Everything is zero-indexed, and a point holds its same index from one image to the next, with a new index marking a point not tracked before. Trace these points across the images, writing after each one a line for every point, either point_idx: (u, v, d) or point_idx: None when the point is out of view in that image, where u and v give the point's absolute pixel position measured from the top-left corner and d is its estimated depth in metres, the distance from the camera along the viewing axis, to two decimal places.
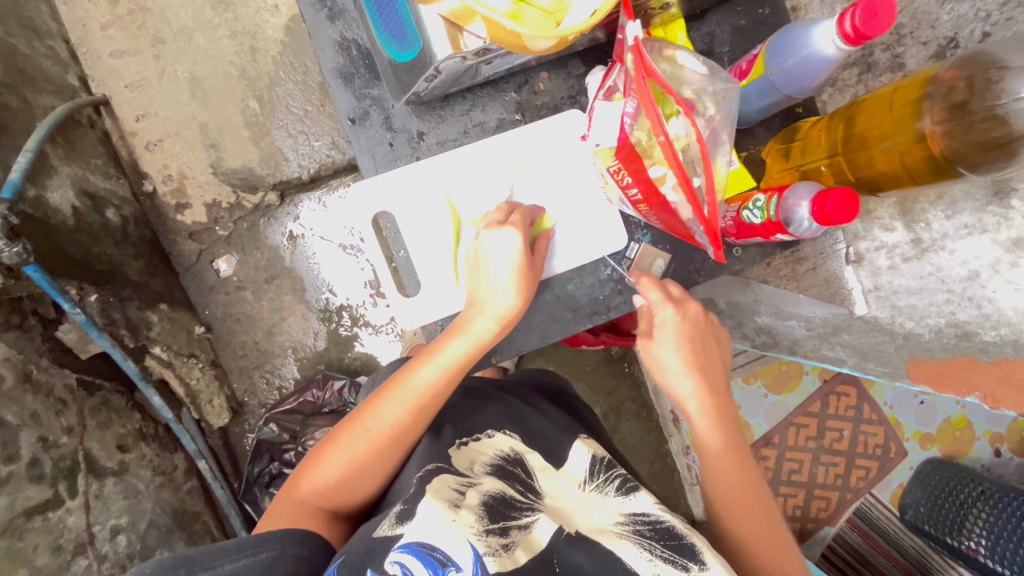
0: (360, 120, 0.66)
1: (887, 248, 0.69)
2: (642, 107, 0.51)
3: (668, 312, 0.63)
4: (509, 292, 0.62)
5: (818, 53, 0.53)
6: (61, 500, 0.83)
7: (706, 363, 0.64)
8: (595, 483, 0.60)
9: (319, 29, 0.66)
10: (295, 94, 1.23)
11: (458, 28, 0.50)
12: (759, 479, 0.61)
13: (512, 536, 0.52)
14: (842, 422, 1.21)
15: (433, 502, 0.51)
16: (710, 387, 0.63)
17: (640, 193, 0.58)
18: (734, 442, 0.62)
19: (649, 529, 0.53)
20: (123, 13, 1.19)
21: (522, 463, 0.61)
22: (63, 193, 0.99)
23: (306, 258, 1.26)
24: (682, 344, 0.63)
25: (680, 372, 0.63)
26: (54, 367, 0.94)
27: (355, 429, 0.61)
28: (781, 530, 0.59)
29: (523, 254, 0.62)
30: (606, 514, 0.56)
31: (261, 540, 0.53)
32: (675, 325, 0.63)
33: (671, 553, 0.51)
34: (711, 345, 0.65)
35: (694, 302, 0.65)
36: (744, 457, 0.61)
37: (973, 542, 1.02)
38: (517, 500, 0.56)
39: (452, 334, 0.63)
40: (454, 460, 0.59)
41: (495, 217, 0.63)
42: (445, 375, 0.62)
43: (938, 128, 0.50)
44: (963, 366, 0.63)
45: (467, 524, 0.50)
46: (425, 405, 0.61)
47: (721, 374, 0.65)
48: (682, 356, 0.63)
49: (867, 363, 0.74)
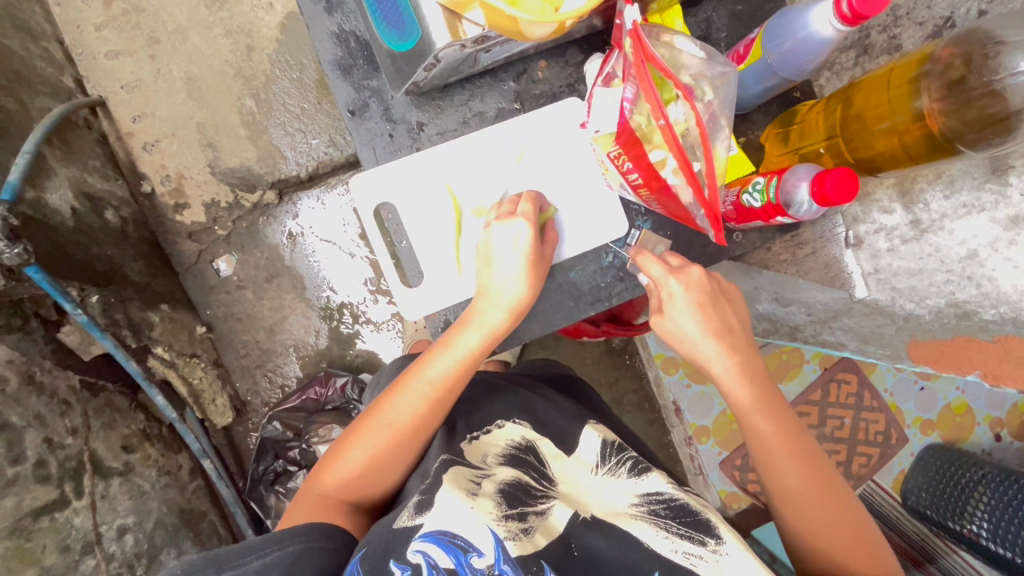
0: (359, 112, 0.66)
1: (886, 230, 0.69)
2: (642, 92, 0.51)
3: (675, 283, 0.62)
4: (521, 283, 0.62)
5: (816, 35, 0.53)
6: (67, 501, 0.84)
7: (723, 323, 0.62)
8: (607, 467, 0.60)
9: (317, 22, 0.66)
10: (291, 92, 1.23)
11: (456, 16, 0.50)
12: (795, 427, 0.61)
13: (531, 520, 0.52)
14: (842, 410, 1.24)
15: (451, 491, 0.52)
16: (733, 348, 0.62)
17: (641, 177, 0.59)
18: (767, 395, 0.61)
19: (663, 508, 0.54)
20: (117, 14, 1.18)
21: (534, 451, 0.62)
22: (61, 194, 0.99)
23: (306, 256, 1.26)
24: (696, 312, 0.61)
25: (702, 339, 0.61)
26: (57, 368, 0.94)
27: (373, 422, 0.61)
28: (826, 469, 0.61)
29: (534, 245, 0.62)
30: (620, 496, 0.56)
31: (286, 534, 0.54)
32: (685, 295, 0.61)
33: (687, 529, 0.52)
34: (724, 302, 0.63)
35: (697, 266, 0.63)
36: (777, 408, 0.61)
37: (975, 526, 1.00)
38: (532, 487, 0.56)
39: (464, 326, 0.63)
40: (466, 454, 0.59)
41: (507, 209, 0.64)
42: (459, 367, 0.62)
43: (937, 106, 0.50)
44: (963, 346, 0.64)
45: (485, 510, 0.50)
46: (440, 397, 0.61)
47: (740, 327, 0.63)
48: (699, 322, 0.61)
49: (869, 345, 0.79)
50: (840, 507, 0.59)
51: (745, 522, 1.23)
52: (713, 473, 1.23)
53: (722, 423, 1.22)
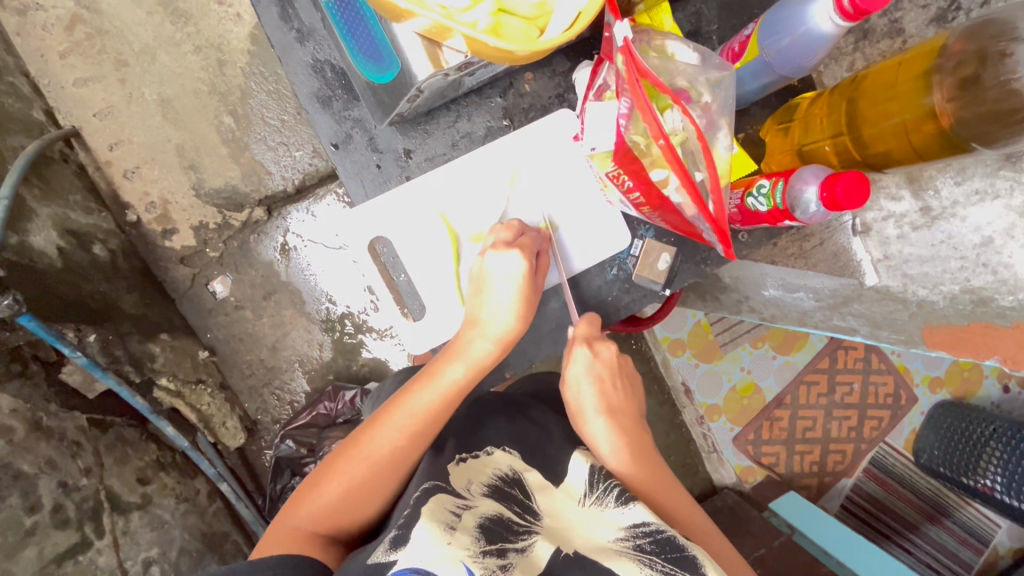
0: (343, 144, 0.64)
1: (894, 217, 0.68)
2: (637, 109, 0.49)
3: (582, 350, 0.65)
4: (510, 315, 0.62)
5: (815, 30, 0.50)
6: (90, 542, 0.82)
7: (616, 402, 0.66)
8: (594, 496, 0.59)
9: (290, 53, 0.63)
10: (269, 105, 1.19)
11: (436, 45, 0.48)
12: (686, 501, 0.64)
13: (510, 557, 0.52)
14: (851, 376, 1.24)
15: (427, 526, 0.51)
16: (623, 428, 0.65)
17: (641, 195, 0.56)
18: (657, 473, 0.64)
19: (649, 542, 0.53)
20: (81, 39, 1.14)
21: (520, 484, 0.61)
22: (46, 235, 0.96)
23: (302, 270, 1.23)
24: (595, 384, 0.66)
25: (596, 413, 0.65)
26: (63, 411, 0.92)
27: (352, 454, 0.59)
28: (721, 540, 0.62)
29: (526, 277, 0.61)
30: (605, 530, 0.55)
31: (255, 565, 0.51)
32: (588, 362, 0.65)
33: (672, 566, 0.51)
34: (618, 383, 0.67)
35: (608, 342, 0.67)
36: (668, 483, 0.64)
37: (988, 480, 1.03)
38: (514, 522, 0.56)
39: (450, 358, 0.62)
40: (452, 478, 0.58)
41: (503, 239, 0.62)
42: (442, 400, 0.61)
43: (950, 105, 0.48)
44: (981, 332, 0.63)
45: (460, 546, 0.50)
46: (423, 431, 0.60)
47: (631, 412, 0.67)
48: (596, 394, 0.66)
49: (880, 330, 0.74)
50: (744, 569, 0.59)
51: (762, 495, 1.26)
52: (727, 450, 1.26)
53: (733, 399, 1.24)
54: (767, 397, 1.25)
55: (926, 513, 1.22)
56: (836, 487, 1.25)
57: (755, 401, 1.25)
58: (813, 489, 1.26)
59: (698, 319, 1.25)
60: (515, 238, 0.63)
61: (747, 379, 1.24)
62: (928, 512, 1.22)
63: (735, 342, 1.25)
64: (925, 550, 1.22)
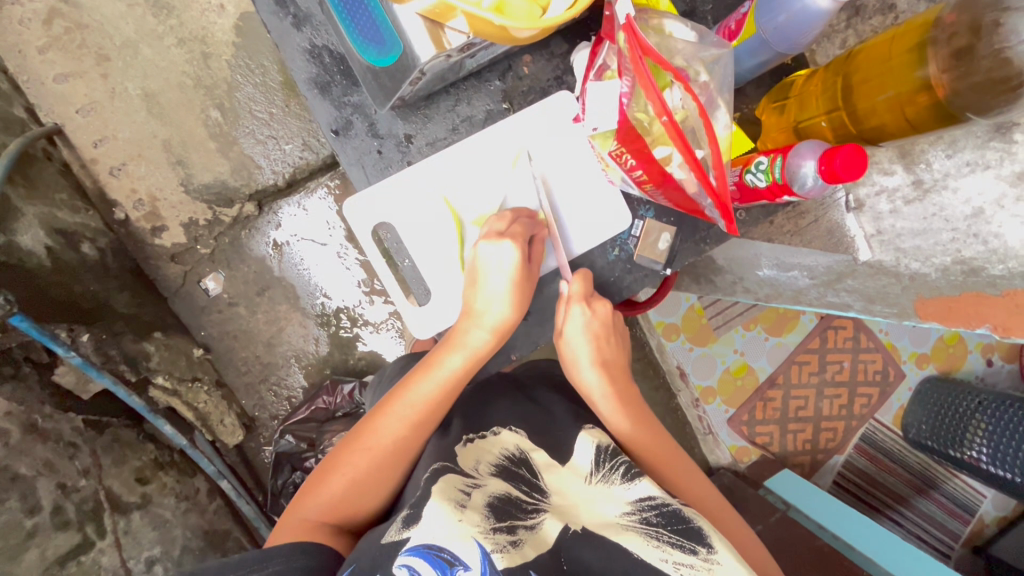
0: (343, 131, 0.64)
1: (887, 192, 0.69)
2: (640, 85, 0.50)
3: (578, 308, 0.65)
4: (506, 304, 0.62)
5: (812, 6, 0.51)
6: (91, 542, 0.82)
7: (610, 354, 0.68)
8: (601, 474, 0.58)
9: (286, 39, 0.63)
10: (256, 97, 1.17)
11: (438, 26, 0.50)
12: (670, 446, 0.67)
13: (520, 534, 0.50)
14: (841, 354, 1.26)
15: (439, 503, 0.50)
16: (612, 378, 0.68)
17: (644, 173, 0.57)
18: (642, 421, 0.67)
19: (655, 515, 0.54)
20: (59, 33, 1.11)
21: (527, 463, 0.59)
22: (33, 234, 0.95)
23: (295, 265, 1.22)
24: (590, 339, 0.66)
25: (588, 364, 0.67)
26: (58, 413, 0.91)
27: (355, 447, 0.60)
28: (699, 479, 0.65)
29: (520, 266, 0.61)
30: (612, 505, 0.55)
31: (265, 555, 0.52)
32: (585, 321, 0.65)
33: (679, 537, 0.52)
34: (612, 337, 0.68)
35: (604, 301, 0.67)
36: (653, 428, 0.67)
37: (975, 452, 1.06)
38: (523, 500, 0.54)
39: (448, 347, 0.63)
40: (460, 458, 0.57)
41: (496, 228, 0.62)
42: (442, 389, 0.61)
43: (945, 76, 0.50)
44: (972, 302, 0.65)
45: (472, 523, 0.49)
46: (425, 419, 0.61)
47: (622, 362, 0.70)
48: (590, 348, 0.66)
49: (874, 306, 0.78)
50: (719, 505, 0.63)
51: (757, 474, 1.28)
52: (722, 430, 1.27)
53: (728, 381, 1.26)
54: (760, 377, 1.27)
55: (914, 486, 1.26)
56: (828, 464, 1.28)
57: (748, 382, 1.27)
58: (806, 466, 1.29)
59: (692, 302, 1.26)
60: (509, 228, 0.63)
61: (740, 361, 1.27)
62: (917, 486, 1.26)
63: (728, 325, 1.27)
64: (914, 521, 1.26)
